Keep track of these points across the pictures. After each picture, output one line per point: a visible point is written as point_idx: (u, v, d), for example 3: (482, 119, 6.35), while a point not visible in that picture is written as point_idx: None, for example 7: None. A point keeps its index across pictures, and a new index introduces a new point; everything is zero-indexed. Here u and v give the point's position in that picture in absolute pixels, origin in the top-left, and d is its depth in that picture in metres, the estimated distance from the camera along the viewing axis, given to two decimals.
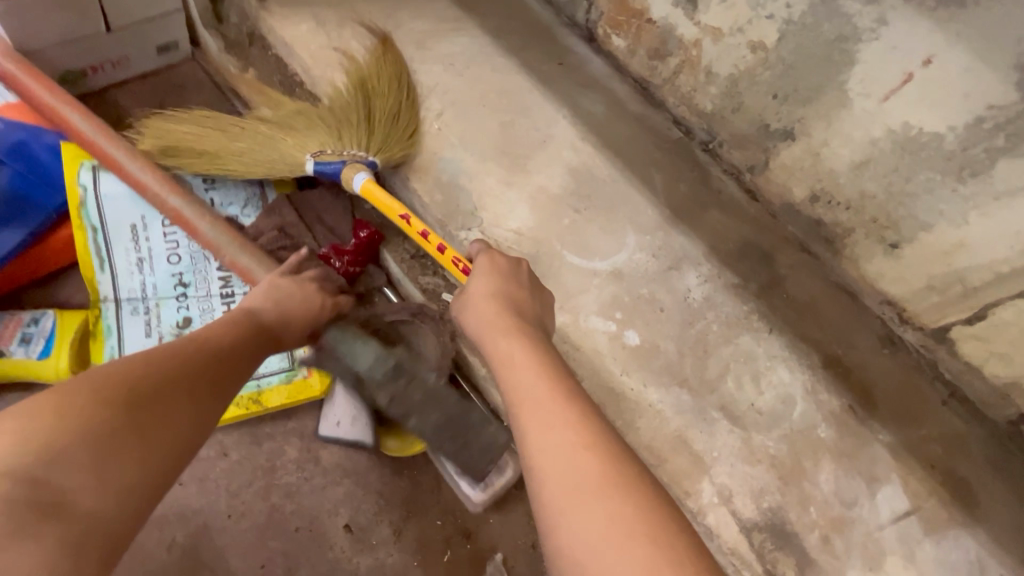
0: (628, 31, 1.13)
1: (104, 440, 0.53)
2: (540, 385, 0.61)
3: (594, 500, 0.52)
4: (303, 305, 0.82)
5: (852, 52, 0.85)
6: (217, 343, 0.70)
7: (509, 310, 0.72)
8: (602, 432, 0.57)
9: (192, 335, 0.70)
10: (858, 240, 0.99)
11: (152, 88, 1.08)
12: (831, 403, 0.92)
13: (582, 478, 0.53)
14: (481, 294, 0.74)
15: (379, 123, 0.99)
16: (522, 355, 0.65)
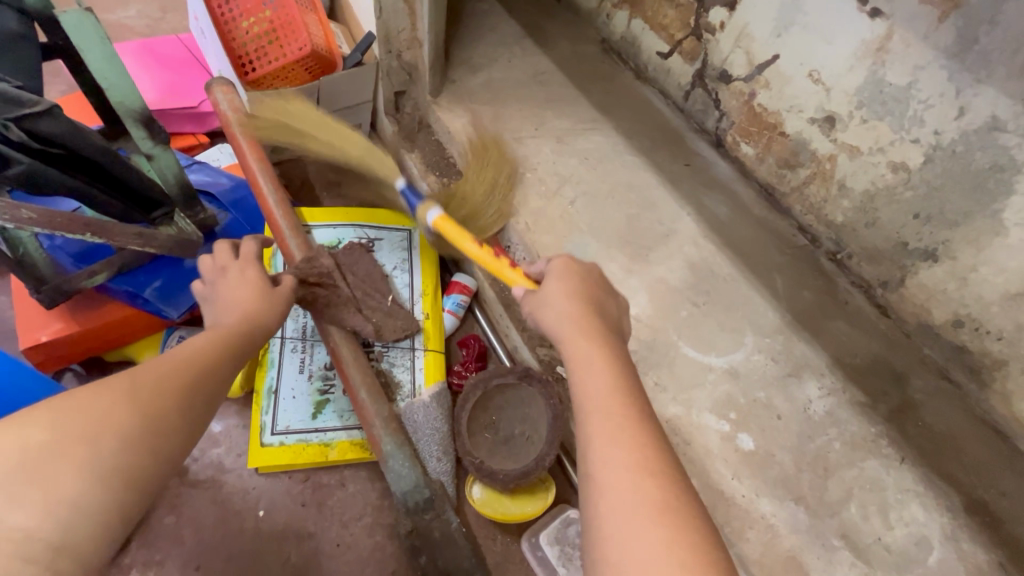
0: (758, 140, 1.17)
1: (61, 458, 0.52)
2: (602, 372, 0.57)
3: (646, 515, 0.48)
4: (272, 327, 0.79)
5: (1008, 182, 0.83)
6: (202, 352, 0.68)
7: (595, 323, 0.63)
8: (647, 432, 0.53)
9: (182, 347, 0.68)
10: (1011, 374, 0.91)
11: (335, 159, 1.30)
12: (976, 555, 0.82)
13: (630, 476, 0.50)
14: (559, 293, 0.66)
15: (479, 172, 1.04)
16: (590, 358, 0.59)
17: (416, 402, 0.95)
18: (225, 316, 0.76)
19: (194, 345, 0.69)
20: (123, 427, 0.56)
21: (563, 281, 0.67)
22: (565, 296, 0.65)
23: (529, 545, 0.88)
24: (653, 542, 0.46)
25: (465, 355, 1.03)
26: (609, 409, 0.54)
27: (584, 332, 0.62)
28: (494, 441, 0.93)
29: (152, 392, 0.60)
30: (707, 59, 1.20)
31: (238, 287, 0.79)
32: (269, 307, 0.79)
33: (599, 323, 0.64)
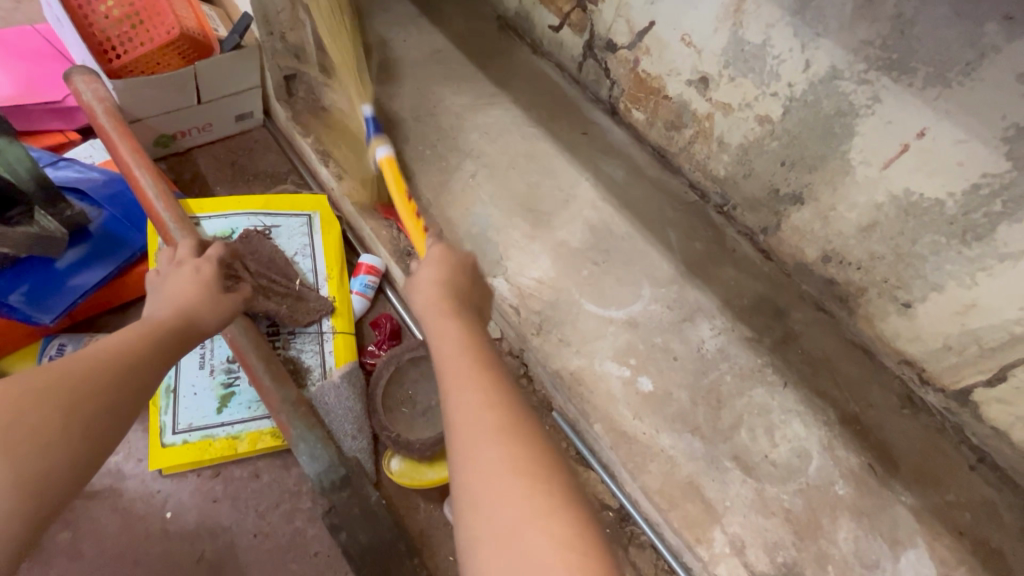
0: (646, 105, 1.23)
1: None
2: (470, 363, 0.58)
3: (516, 495, 0.50)
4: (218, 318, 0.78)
5: (850, 126, 0.92)
6: (134, 350, 0.64)
7: (450, 297, 0.67)
8: (512, 409, 0.56)
9: (108, 342, 0.63)
10: (872, 299, 1.02)
11: (228, 149, 1.25)
12: (849, 460, 0.92)
13: (495, 453, 0.52)
14: (425, 279, 0.69)
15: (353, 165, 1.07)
16: (454, 338, 0.61)
17: (326, 384, 0.94)
18: (159, 311, 0.71)
19: (130, 340, 0.64)
20: (53, 419, 0.53)
21: (433, 264, 0.71)
22: (432, 275, 0.69)
23: (451, 507, 0.90)
24: (517, 513, 0.49)
25: (378, 335, 1.02)
26: (466, 373, 0.57)
27: (440, 304, 0.65)
28: (410, 414, 0.94)
29: (77, 393, 0.56)
30: (594, 30, 1.24)
31: (188, 288, 0.75)
32: (213, 310, 0.76)
33: (459, 298, 0.68)
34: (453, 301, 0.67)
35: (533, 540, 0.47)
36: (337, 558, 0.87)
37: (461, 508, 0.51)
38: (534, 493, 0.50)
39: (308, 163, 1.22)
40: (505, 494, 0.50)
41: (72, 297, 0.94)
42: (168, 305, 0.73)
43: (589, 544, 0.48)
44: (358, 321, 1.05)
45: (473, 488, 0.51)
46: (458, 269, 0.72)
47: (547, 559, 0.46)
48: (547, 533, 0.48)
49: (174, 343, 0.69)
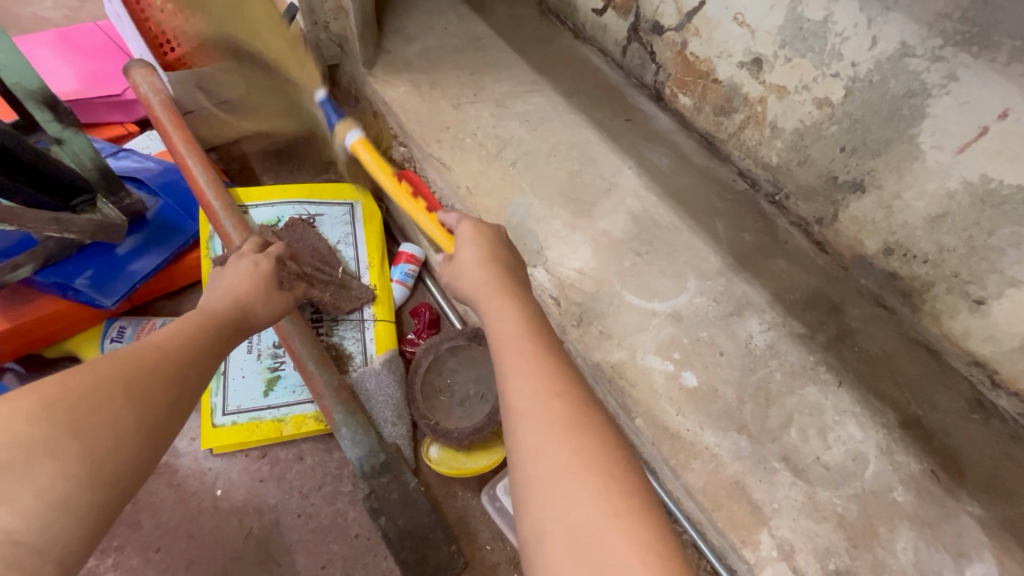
0: (694, 90, 1.18)
1: (57, 448, 0.45)
2: (526, 342, 0.60)
3: (580, 475, 0.50)
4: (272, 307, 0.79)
5: (921, 107, 0.85)
6: (189, 338, 0.64)
7: (501, 276, 0.68)
8: (570, 388, 0.56)
9: (164, 330, 0.63)
10: (939, 295, 0.95)
11: (274, 140, 1.28)
12: (910, 466, 0.86)
13: (556, 430, 0.52)
14: (471, 258, 0.70)
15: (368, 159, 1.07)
16: (510, 317, 0.63)
17: (367, 370, 0.95)
18: (214, 300, 0.73)
19: (189, 329, 0.65)
20: (125, 395, 0.52)
21: (476, 246, 0.72)
22: (476, 259, 0.70)
23: (488, 497, 0.90)
24: (587, 498, 0.48)
25: (417, 324, 1.03)
26: (525, 351, 0.59)
27: (493, 291, 0.67)
28: (448, 403, 0.94)
29: (143, 372, 0.55)
30: (640, 12, 1.20)
31: (243, 278, 0.78)
32: (267, 301, 0.78)
33: (511, 280, 0.69)
34: (505, 284, 0.68)
35: (603, 536, 0.47)
36: (376, 542, 0.89)
37: (522, 498, 0.51)
38: (603, 487, 0.49)
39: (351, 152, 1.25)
40: (569, 487, 0.49)
41: (132, 282, 0.98)
42: (224, 292, 0.75)
43: (663, 541, 0.47)
44: (399, 309, 1.06)
45: (539, 477, 0.51)
46: (504, 251, 0.74)
47: (620, 553, 0.45)
48: (616, 529, 0.47)
49: (229, 333, 0.70)
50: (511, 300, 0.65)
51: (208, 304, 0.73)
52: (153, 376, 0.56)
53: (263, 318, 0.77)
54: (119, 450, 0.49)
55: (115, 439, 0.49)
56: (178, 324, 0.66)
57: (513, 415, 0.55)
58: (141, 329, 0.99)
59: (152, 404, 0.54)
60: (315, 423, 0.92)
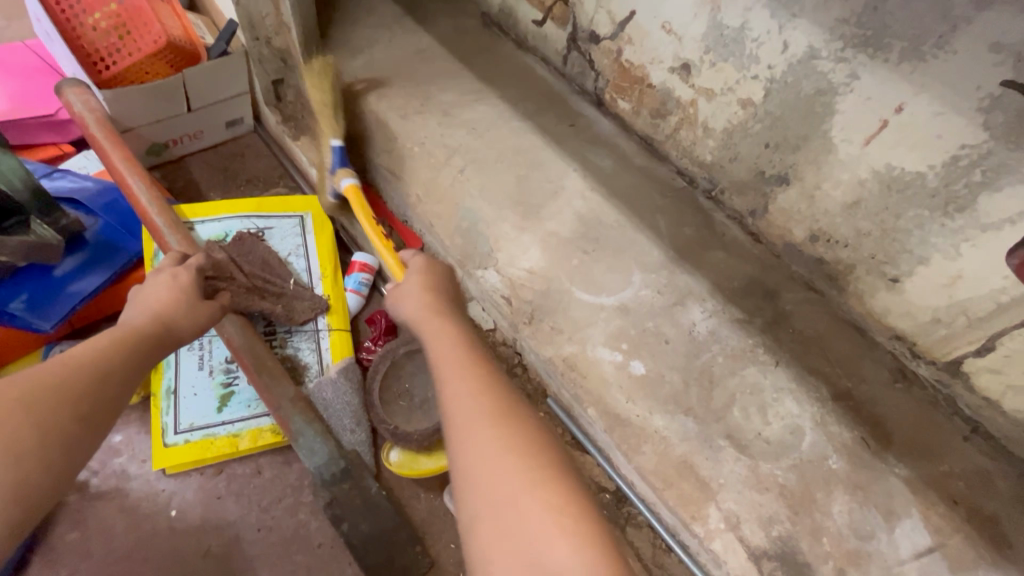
0: (632, 95, 1.24)
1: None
2: (458, 351, 0.66)
3: (506, 458, 0.56)
4: (201, 316, 0.81)
5: (831, 104, 0.93)
6: (109, 354, 0.68)
7: (437, 297, 0.76)
8: (499, 386, 0.63)
9: (82, 348, 0.67)
10: (860, 276, 1.03)
11: (220, 156, 1.27)
12: (843, 435, 0.93)
13: (486, 421, 0.59)
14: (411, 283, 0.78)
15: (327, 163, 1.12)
16: (442, 329, 0.69)
17: (324, 380, 0.95)
18: (135, 317, 0.74)
19: (99, 351, 0.67)
20: (36, 418, 0.57)
21: (423, 277, 0.79)
22: (418, 287, 0.77)
23: (451, 495, 0.92)
24: (511, 476, 0.55)
25: (374, 331, 1.04)
26: (455, 358, 0.65)
27: (431, 311, 0.73)
28: (407, 407, 0.96)
29: (54, 395, 0.60)
30: (577, 23, 1.26)
31: (165, 293, 0.78)
32: (191, 316, 0.79)
33: (445, 301, 0.76)
34: (436, 303, 0.74)
35: (525, 509, 0.53)
36: (340, 550, 0.88)
37: (456, 480, 0.57)
38: (528, 466, 0.55)
39: (299, 167, 1.25)
40: (495, 471, 0.55)
41: (71, 304, 0.95)
42: (141, 306, 0.76)
43: (581, 510, 0.53)
44: (355, 317, 1.06)
45: (470, 465, 0.56)
46: (443, 274, 0.82)
47: (542, 519, 0.52)
48: (540, 499, 0.53)
49: (148, 345, 0.72)
50: (445, 318, 0.72)
51: (130, 321, 0.74)
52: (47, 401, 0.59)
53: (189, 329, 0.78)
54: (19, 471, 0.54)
55: (16, 464, 0.54)
56: (91, 346, 0.68)
57: (447, 410, 0.61)
58: None
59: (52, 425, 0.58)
60: (273, 434, 0.92)
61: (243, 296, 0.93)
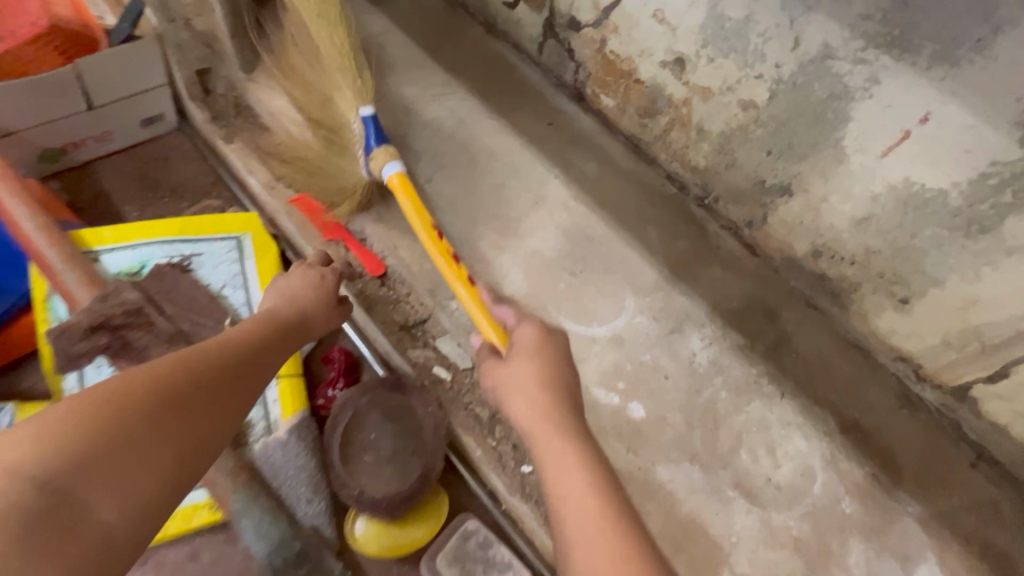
0: (617, 90, 1.12)
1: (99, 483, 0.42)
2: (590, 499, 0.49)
3: None
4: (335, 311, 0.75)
5: (844, 111, 0.83)
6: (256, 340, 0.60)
7: (553, 398, 0.57)
8: (644, 541, 0.47)
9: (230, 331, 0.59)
10: (865, 294, 0.96)
11: (137, 160, 1.08)
12: (854, 473, 0.86)
13: None
14: (516, 378, 0.59)
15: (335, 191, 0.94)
16: (563, 455, 0.52)
17: (271, 441, 0.81)
18: (277, 304, 0.68)
19: (243, 337, 0.59)
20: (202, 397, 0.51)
21: (537, 362, 0.60)
22: (530, 383, 0.58)
23: (429, 568, 0.80)
24: None
25: (330, 373, 0.90)
26: (587, 514, 0.48)
27: (548, 426, 0.55)
28: (375, 463, 0.81)
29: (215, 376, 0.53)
30: (554, 7, 1.11)
31: (300, 287, 0.72)
32: (326, 316, 0.72)
33: (563, 404, 0.57)
34: (552, 411, 0.56)
35: None
36: None
37: None
38: None
39: (235, 172, 1.07)
40: None
41: None
42: (279, 295, 0.70)
43: None
44: (306, 357, 0.92)
45: None
46: (552, 356, 0.61)
47: None
48: None
49: (282, 339, 0.64)
50: (565, 426, 0.55)
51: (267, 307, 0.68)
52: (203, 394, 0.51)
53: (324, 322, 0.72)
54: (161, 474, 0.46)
55: (168, 448, 0.46)
56: (232, 327, 0.60)
57: None
58: None
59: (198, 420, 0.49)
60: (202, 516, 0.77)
61: (163, 350, 0.76)
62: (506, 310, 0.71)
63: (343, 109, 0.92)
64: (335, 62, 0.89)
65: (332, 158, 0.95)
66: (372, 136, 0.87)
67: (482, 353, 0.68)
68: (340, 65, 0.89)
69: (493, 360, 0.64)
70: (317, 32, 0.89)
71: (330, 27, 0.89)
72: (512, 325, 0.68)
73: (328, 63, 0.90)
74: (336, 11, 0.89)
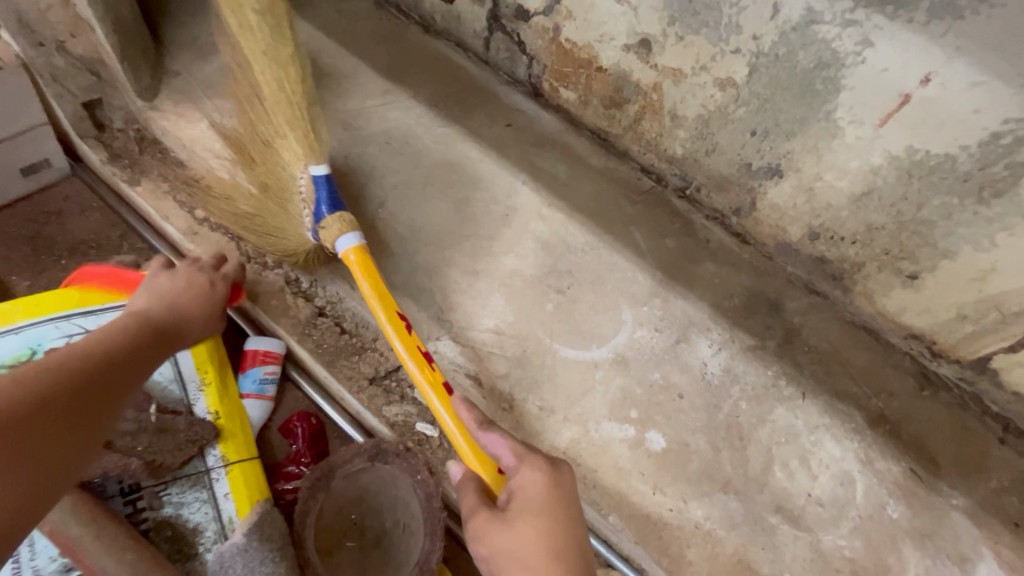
0: (577, 82, 1.02)
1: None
2: None
3: None
4: (200, 306, 0.68)
5: (835, 79, 0.75)
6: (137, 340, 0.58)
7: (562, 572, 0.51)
8: None
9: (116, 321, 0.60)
10: (871, 274, 0.89)
11: (22, 218, 0.90)
12: (892, 472, 0.79)
13: None
14: (522, 541, 0.53)
15: (253, 226, 0.79)
16: None
17: (227, 549, 0.64)
18: (148, 303, 0.64)
19: (129, 338, 0.57)
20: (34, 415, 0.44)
21: (543, 523, 0.53)
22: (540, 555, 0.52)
23: None
24: None
25: (295, 447, 0.76)
26: None
27: None
28: (360, 551, 0.70)
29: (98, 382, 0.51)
30: None
31: (176, 287, 0.67)
32: (210, 314, 0.68)
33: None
34: None
35: None
36: None
37: None
38: None
39: (150, 220, 0.90)
40: None
41: None
42: (148, 294, 0.66)
43: None
44: (262, 432, 0.78)
45: None
46: (564, 509, 0.55)
47: None
48: None
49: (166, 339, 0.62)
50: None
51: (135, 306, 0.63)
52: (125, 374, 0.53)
53: (191, 321, 0.66)
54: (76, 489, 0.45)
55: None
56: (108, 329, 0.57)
57: None
58: None
59: (59, 445, 0.44)
60: None
61: None
62: (495, 439, 0.60)
63: (288, 162, 0.75)
64: (280, 110, 0.73)
65: (270, 215, 0.77)
66: (323, 200, 0.72)
67: (465, 491, 0.59)
68: (289, 115, 0.74)
69: (484, 515, 0.55)
70: (260, 73, 0.73)
71: (278, 68, 0.73)
72: (508, 466, 0.58)
73: (273, 110, 0.74)
74: (287, 49, 0.73)
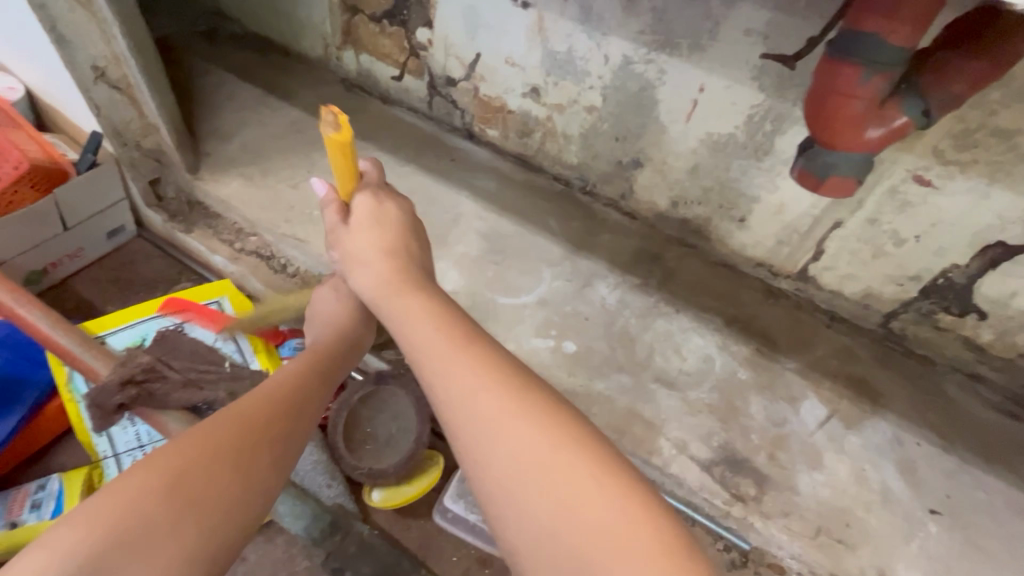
0: (497, 122, 1.41)
1: (150, 551, 0.46)
2: (453, 336, 0.55)
3: (519, 422, 0.48)
4: (358, 324, 0.83)
5: (653, 96, 1.14)
6: (308, 370, 0.70)
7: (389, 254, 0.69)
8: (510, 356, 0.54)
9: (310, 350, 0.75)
10: (717, 224, 1.26)
11: (107, 269, 1.25)
12: (742, 351, 1.13)
13: (499, 405, 0.49)
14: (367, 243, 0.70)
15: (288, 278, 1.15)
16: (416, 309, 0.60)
17: None
18: (325, 332, 0.80)
19: (302, 368, 0.70)
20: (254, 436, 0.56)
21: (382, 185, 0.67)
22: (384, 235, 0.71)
23: (440, 511, 1.01)
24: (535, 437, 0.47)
25: None
26: (455, 341, 0.55)
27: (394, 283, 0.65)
28: (376, 447, 1.01)
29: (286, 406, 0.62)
30: (431, 72, 1.40)
31: (338, 312, 0.83)
32: (368, 332, 0.83)
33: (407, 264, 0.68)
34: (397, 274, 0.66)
35: (545, 465, 0.46)
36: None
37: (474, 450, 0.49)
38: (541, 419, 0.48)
39: (201, 257, 1.25)
40: (500, 446, 0.47)
41: None
42: (325, 318, 0.84)
43: (558, 467, 0.46)
44: None
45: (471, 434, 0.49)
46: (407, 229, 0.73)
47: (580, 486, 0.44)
48: (549, 439, 0.47)
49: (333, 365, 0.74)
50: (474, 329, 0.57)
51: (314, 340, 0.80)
52: (313, 399, 0.66)
53: (353, 342, 0.80)
54: (280, 490, 0.57)
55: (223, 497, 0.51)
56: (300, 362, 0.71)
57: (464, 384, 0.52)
58: (11, 501, 0.98)
59: (265, 462, 0.55)
60: None
61: (180, 392, 0.97)
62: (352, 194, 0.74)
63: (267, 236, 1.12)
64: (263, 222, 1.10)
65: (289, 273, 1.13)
66: None
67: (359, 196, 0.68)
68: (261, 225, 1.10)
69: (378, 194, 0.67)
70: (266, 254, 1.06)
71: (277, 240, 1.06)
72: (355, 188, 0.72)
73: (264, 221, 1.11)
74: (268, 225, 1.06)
